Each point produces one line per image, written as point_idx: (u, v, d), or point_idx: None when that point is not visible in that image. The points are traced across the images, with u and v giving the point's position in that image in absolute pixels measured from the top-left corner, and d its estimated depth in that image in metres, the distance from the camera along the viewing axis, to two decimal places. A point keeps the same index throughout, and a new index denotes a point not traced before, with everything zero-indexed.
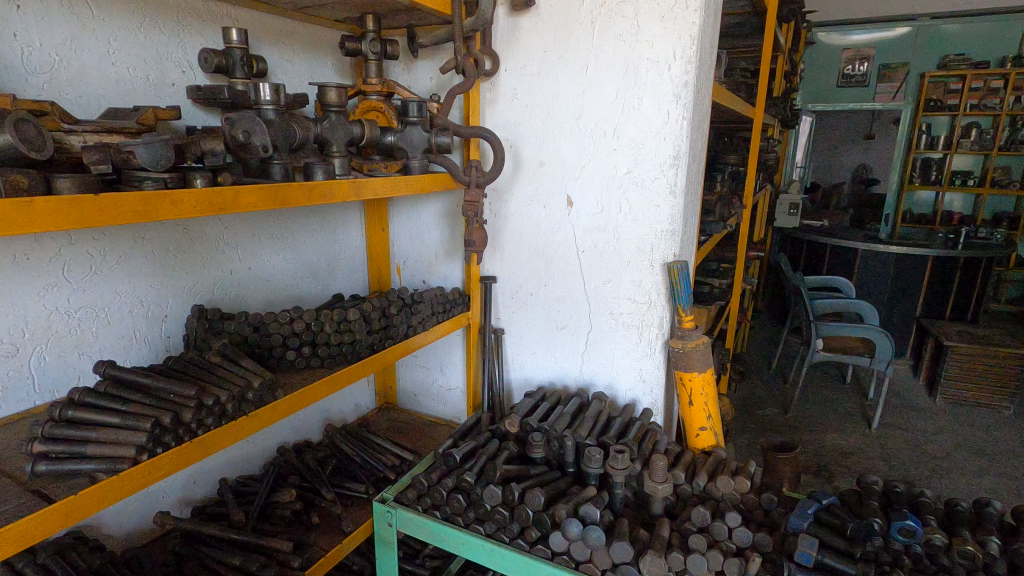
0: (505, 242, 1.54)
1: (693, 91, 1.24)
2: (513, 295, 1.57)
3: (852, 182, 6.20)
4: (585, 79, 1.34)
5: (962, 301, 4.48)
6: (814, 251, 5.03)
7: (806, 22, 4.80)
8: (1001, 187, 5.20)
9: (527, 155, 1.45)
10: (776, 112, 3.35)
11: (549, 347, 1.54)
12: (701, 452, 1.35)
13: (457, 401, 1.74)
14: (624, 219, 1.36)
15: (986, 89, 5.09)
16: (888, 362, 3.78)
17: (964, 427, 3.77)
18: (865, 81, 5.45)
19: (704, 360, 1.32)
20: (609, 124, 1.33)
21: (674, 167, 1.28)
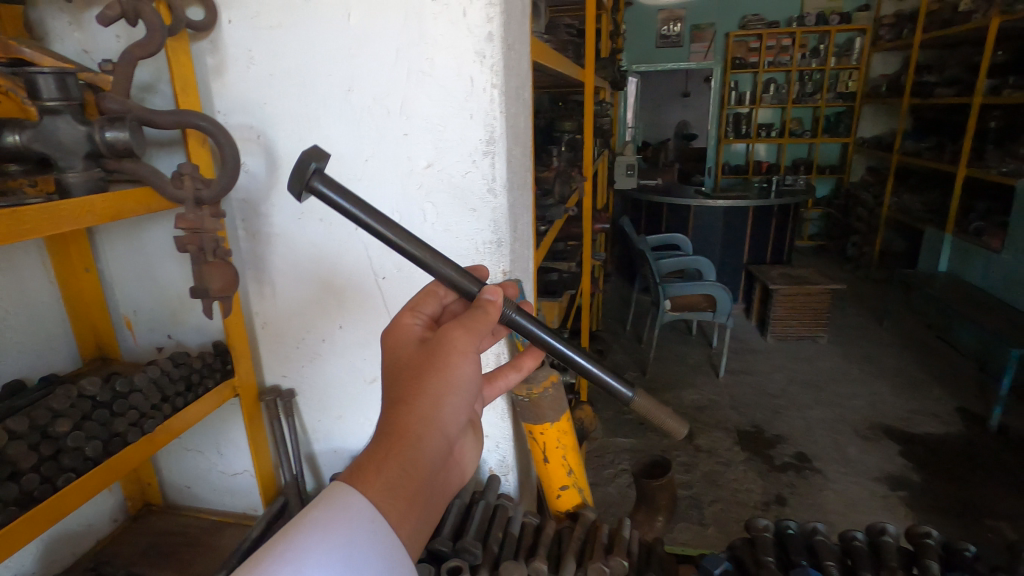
0: (273, 273, 1.08)
1: (501, 47, 0.87)
2: (299, 345, 1.13)
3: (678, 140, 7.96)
4: (349, 33, 0.90)
5: (759, 245, 5.18)
6: (677, 214, 5.26)
7: (677, 21, 6.94)
8: (797, 135, 6.89)
9: (284, 148, 0.99)
10: (604, 73, 3.48)
11: (359, 407, 1.14)
12: (565, 515, 1.07)
13: (249, 490, 1.27)
14: (432, 231, 0.98)
15: (779, 46, 6.71)
16: (729, 315, 4.02)
17: (796, 388, 3.89)
18: (679, 42, 7.00)
19: (557, 406, 1.01)
20: (392, 98, 0.92)
21: (489, 155, 0.92)
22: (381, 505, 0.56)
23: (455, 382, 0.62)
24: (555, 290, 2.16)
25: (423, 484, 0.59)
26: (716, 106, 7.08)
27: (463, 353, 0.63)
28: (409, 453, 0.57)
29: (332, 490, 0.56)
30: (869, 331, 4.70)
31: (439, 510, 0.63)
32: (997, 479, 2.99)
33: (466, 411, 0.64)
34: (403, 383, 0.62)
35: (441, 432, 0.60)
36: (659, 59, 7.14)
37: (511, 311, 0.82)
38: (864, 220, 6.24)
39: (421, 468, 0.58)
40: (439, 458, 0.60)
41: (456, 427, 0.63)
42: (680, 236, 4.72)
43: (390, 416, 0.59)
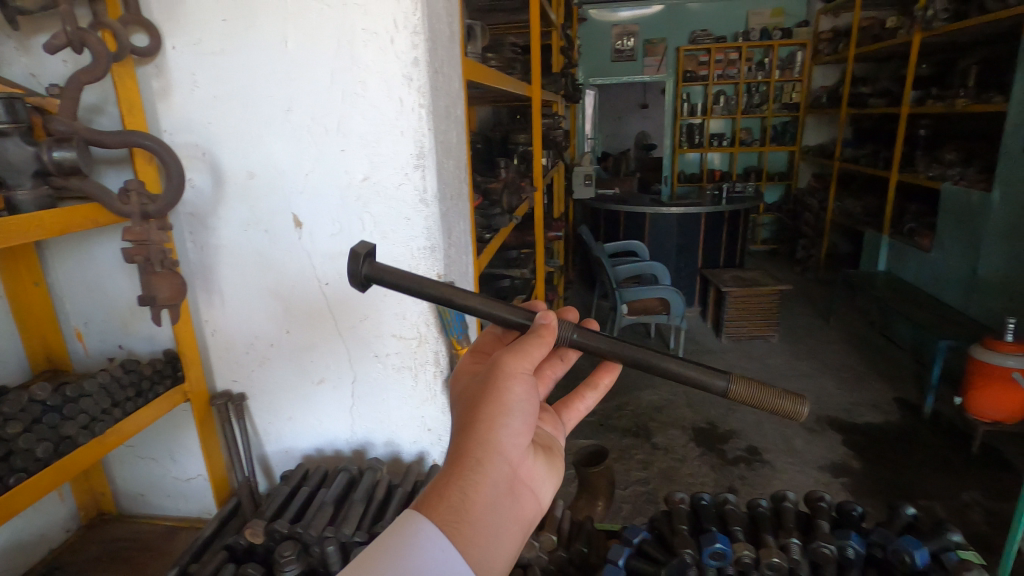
0: (221, 282, 1.14)
1: (426, 71, 0.97)
2: (249, 350, 1.18)
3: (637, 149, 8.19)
4: (287, 58, 0.98)
5: (712, 249, 5.40)
6: (634, 222, 5.43)
7: (630, 36, 7.20)
8: (746, 144, 7.18)
9: (228, 164, 1.06)
10: (555, 88, 3.62)
11: (309, 408, 1.20)
12: None
13: (203, 494, 1.31)
14: (370, 239, 1.06)
15: (726, 61, 7.01)
16: (683, 317, 4.18)
17: None
18: (633, 56, 7.25)
19: None
20: (329, 117, 1.00)
21: (420, 168, 1.01)
22: (448, 534, 0.57)
23: (511, 402, 0.64)
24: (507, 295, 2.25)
25: (489, 509, 0.60)
26: (669, 117, 7.34)
27: (511, 373, 0.64)
28: (467, 474, 0.59)
29: (400, 519, 0.57)
30: (816, 329, 4.94)
31: (515, 539, 0.64)
32: (930, 463, 3.18)
33: (527, 433, 0.65)
34: (463, 410, 0.64)
35: (499, 457, 0.62)
36: (615, 73, 7.38)
37: (572, 333, 0.85)
38: (811, 224, 6.55)
39: (483, 494, 0.59)
40: (500, 483, 0.61)
41: (516, 451, 0.64)
42: (636, 243, 4.89)
43: (452, 450, 0.62)
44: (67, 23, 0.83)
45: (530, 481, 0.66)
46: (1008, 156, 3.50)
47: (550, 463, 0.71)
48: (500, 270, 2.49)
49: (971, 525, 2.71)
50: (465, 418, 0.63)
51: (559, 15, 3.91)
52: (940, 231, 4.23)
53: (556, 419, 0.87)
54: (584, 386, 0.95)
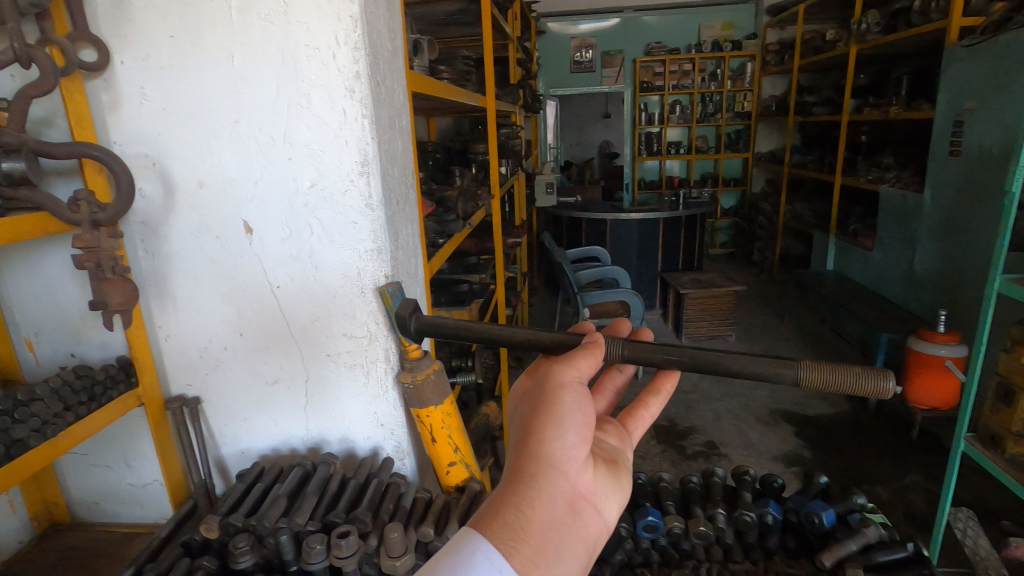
0: (174, 288, 1.17)
1: (368, 84, 1.03)
2: (203, 354, 1.21)
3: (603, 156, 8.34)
4: (234, 72, 1.04)
5: (671, 253, 5.57)
6: (595, 228, 5.56)
7: (588, 48, 7.40)
8: (702, 152, 7.45)
9: (179, 173, 1.10)
10: (512, 98, 3.72)
11: (265, 409, 1.24)
12: (455, 489, 1.21)
13: (159, 499, 1.32)
14: (319, 242, 1.11)
15: (681, 71, 7.26)
16: (643, 319, 4.31)
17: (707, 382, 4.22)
18: (592, 67, 7.45)
19: (439, 390, 1.16)
20: (276, 127, 1.06)
21: (365, 175, 1.07)
22: (506, 551, 0.63)
23: (563, 422, 0.70)
24: (465, 299, 2.32)
25: (547, 525, 0.66)
26: (628, 126, 7.55)
27: (558, 393, 0.71)
28: (525, 493, 0.66)
29: (463, 535, 0.64)
30: (771, 327, 5.14)
31: (581, 555, 0.68)
32: (876, 451, 3.35)
33: (581, 451, 0.71)
34: (519, 433, 0.71)
35: (555, 473, 0.68)
36: (574, 83, 7.56)
37: (621, 349, 0.94)
38: (765, 227, 6.81)
39: (540, 510, 0.65)
40: (557, 497, 0.67)
41: (571, 467, 0.69)
42: (598, 248, 5.01)
43: (509, 471, 0.69)
44: (15, 40, 0.87)
45: (592, 496, 0.71)
46: (935, 160, 3.74)
47: (613, 480, 0.75)
48: (460, 276, 2.55)
49: (912, 506, 2.87)
50: (522, 441, 0.70)
51: (515, 29, 4.03)
52: (881, 231, 4.46)
53: (621, 431, 0.91)
54: (646, 392, 0.97)
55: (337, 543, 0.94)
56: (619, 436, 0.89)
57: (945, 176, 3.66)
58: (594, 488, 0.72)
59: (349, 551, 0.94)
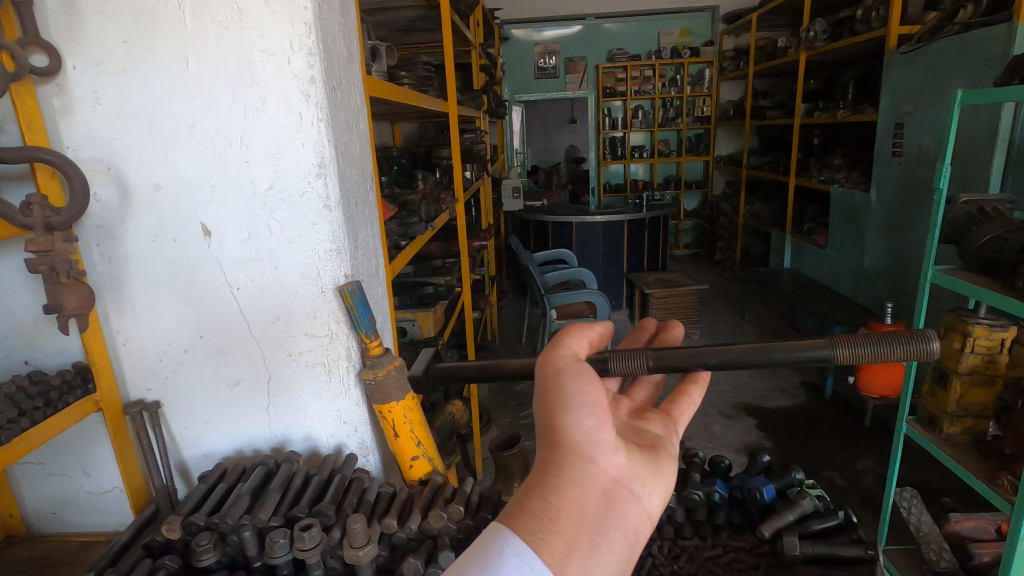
0: (132, 292, 1.17)
1: (323, 88, 1.06)
2: (163, 358, 1.22)
3: (569, 161, 8.00)
4: (189, 77, 1.05)
5: (636, 254, 5.69)
6: (561, 231, 5.64)
7: (552, 54, 7.52)
8: (664, 155, 7.64)
9: (134, 177, 1.11)
10: (475, 104, 3.77)
11: (227, 411, 1.25)
12: (418, 483, 1.24)
13: (119, 506, 1.32)
14: (278, 243, 1.13)
15: (642, 77, 7.43)
16: (609, 318, 4.40)
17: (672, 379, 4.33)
18: (555, 73, 7.57)
19: (400, 386, 1.19)
20: (232, 131, 1.08)
21: (322, 177, 1.10)
22: (536, 541, 0.64)
23: (577, 409, 0.72)
24: (429, 301, 2.35)
25: (579, 514, 0.66)
26: (593, 131, 7.69)
27: (570, 383, 0.74)
28: (551, 485, 0.68)
29: (494, 531, 0.65)
30: (733, 324, 5.30)
31: (622, 545, 0.67)
32: (832, 439, 3.50)
33: (604, 436, 0.72)
34: (541, 428, 0.74)
35: (580, 460, 0.69)
36: (539, 89, 7.67)
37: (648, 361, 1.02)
38: (725, 228, 7.02)
39: (568, 498, 0.66)
40: (586, 485, 0.68)
41: (597, 453, 0.70)
42: (564, 251, 5.09)
43: (536, 466, 0.71)
44: None
45: (626, 483, 0.71)
46: (879, 160, 3.94)
47: (650, 467, 0.75)
48: (425, 279, 2.58)
49: (865, 490, 3.01)
50: (544, 434, 0.73)
51: (477, 35, 4.08)
52: (833, 229, 4.66)
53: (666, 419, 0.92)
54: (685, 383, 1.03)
55: (300, 535, 0.96)
56: (667, 427, 0.90)
57: (888, 176, 3.85)
58: (628, 476, 0.72)
59: (312, 543, 0.96)
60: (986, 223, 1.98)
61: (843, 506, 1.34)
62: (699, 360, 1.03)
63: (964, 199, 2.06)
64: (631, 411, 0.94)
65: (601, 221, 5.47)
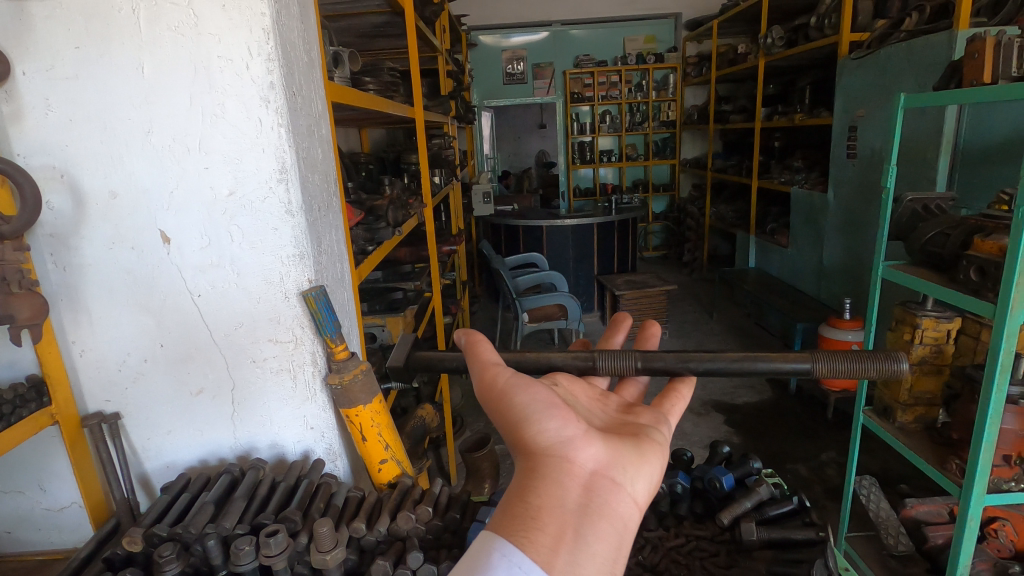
0: (89, 302, 1.15)
1: (282, 93, 1.06)
2: (122, 368, 1.19)
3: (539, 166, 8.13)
4: (145, 83, 1.04)
5: (606, 256, 5.77)
6: (532, 234, 5.69)
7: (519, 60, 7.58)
8: (632, 159, 7.77)
9: (88, 184, 1.09)
10: (443, 109, 3.78)
11: (190, 420, 1.23)
12: (387, 486, 1.25)
13: (78, 522, 1.28)
14: (240, 249, 1.13)
15: (609, 83, 7.55)
16: (580, 320, 4.45)
17: None
18: (523, 78, 7.64)
19: (367, 389, 1.19)
20: (190, 137, 1.07)
21: (283, 182, 1.10)
22: (519, 544, 0.65)
23: (538, 413, 0.74)
24: (399, 306, 2.36)
25: (560, 510, 0.67)
26: (562, 135, 7.78)
27: (529, 390, 0.76)
28: (527, 490, 0.69)
29: (479, 542, 0.67)
30: (701, 323, 5.41)
31: (611, 533, 0.67)
32: (796, 432, 3.60)
33: (571, 432, 0.73)
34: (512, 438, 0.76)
35: (552, 459, 0.70)
36: (508, 94, 7.73)
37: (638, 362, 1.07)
38: (692, 230, 7.17)
39: (545, 498, 0.68)
40: (563, 480, 0.69)
41: (569, 449, 0.71)
42: (535, 254, 5.13)
43: (515, 473, 0.73)
44: None
45: (606, 472, 0.71)
46: (835, 162, 4.09)
47: (632, 453, 0.74)
48: (395, 284, 2.57)
49: (828, 480, 3.11)
50: (516, 444, 0.75)
51: (443, 41, 4.09)
52: (793, 229, 4.81)
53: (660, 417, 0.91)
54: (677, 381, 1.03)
55: (266, 542, 0.96)
56: (658, 417, 0.90)
57: (844, 177, 4.00)
58: (608, 464, 0.72)
59: (278, 549, 0.96)
60: (930, 220, 2.08)
61: (798, 491, 1.39)
62: (685, 365, 1.08)
63: (908, 198, 2.17)
64: (624, 408, 0.95)
65: (570, 224, 5.54)
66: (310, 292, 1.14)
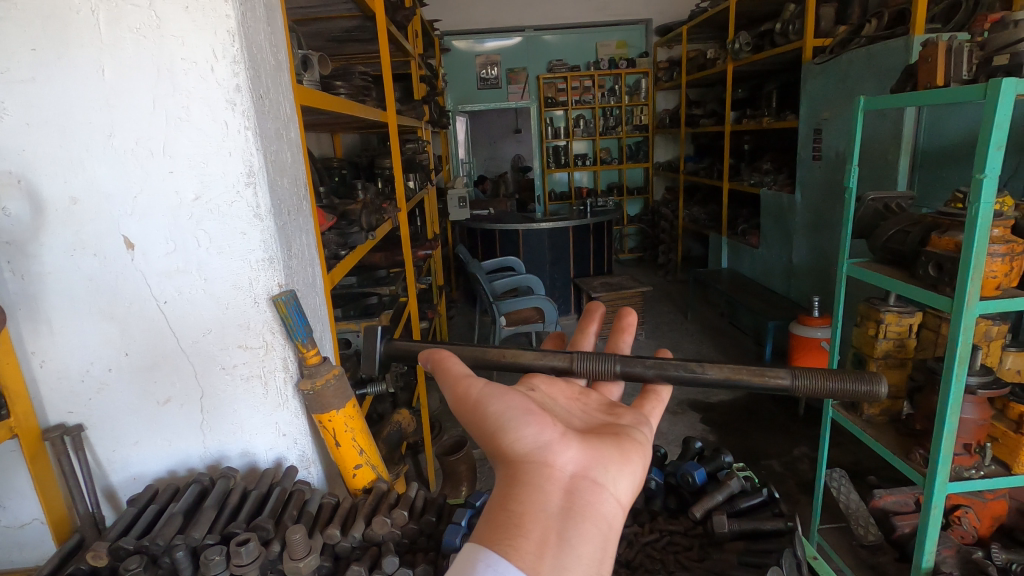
0: (49, 310, 1.12)
1: (249, 96, 1.05)
2: (85, 378, 1.16)
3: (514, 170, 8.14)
4: (106, 85, 1.02)
5: (582, 259, 5.81)
6: (508, 238, 5.69)
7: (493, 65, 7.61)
8: (606, 163, 7.85)
9: (47, 190, 1.06)
10: (416, 113, 3.77)
11: (157, 430, 1.20)
12: (362, 492, 1.23)
13: (40, 539, 1.24)
14: (207, 254, 1.11)
15: (582, 87, 7.62)
16: (557, 323, 4.47)
17: None
18: (498, 83, 7.67)
19: (340, 394, 1.18)
20: (154, 140, 1.05)
21: (251, 186, 1.08)
22: (505, 551, 0.65)
23: (513, 420, 0.74)
24: (374, 311, 2.34)
25: (543, 515, 0.67)
26: (536, 140, 7.82)
27: (503, 398, 0.76)
28: (509, 498, 0.69)
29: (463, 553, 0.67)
30: (676, 324, 5.48)
31: (597, 534, 0.68)
32: (771, 429, 3.66)
33: (548, 437, 0.73)
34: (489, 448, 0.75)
35: (532, 464, 0.71)
36: (482, 99, 7.75)
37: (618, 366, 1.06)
38: (666, 232, 7.26)
39: (528, 503, 0.68)
40: (545, 484, 0.69)
41: (548, 453, 0.72)
42: (511, 258, 5.14)
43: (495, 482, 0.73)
44: None
45: (586, 474, 0.72)
46: (802, 164, 4.20)
47: (612, 454, 0.76)
48: (369, 289, 2.55)
49: (801, 475, 3.17)
50: (495, 453, 0.74)
51: (416, 45, 4.08)
52: (764, 230, 4.91)
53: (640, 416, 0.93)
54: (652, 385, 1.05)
55: (236, 551, 0.94)
56: (639, 417, 0.92)
57: (810, 178, 4.11)
58: (587, 466, 0.73)
59: (250, 558, 0.95)
60: (891, 219, 2.15)
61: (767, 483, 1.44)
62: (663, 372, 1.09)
63: (870, 198, 2.27)
64: (604, 407, 0.97)
65: (546, 228, 5.56)
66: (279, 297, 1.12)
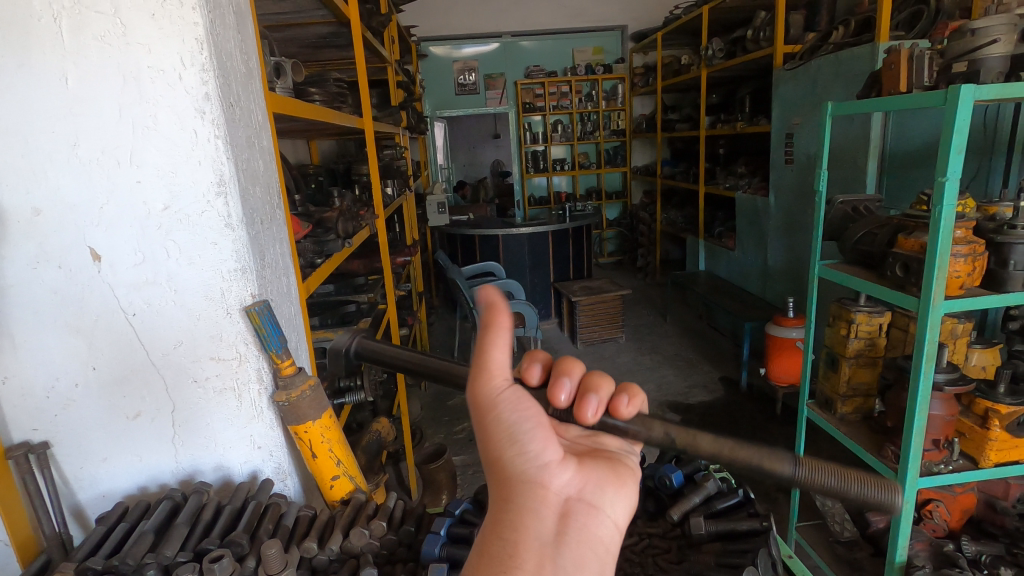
0: (12, 325, 1.08)
1: (219, 104, 1.04)
2: (50, 394, 1.13)
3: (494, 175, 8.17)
4: (69, 94, 1.00)
5: (561, 263, 5.84)
6: (488, 243, 5.70)
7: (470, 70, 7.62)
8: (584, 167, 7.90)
9: (8, 201, 1.03)
10: (393, 119, 3.76)
11: (128, 445, 1.17)
12: (339, 503, 1.22)
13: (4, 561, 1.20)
14: (177, 265, 1.09)
15: (559, 93, 7.67)
16: (537, 328, 4.48)
17: None
18: (475, 89, 7.68)
19: (316, 404, 1.16)
20: (120, 149, 1.03)
21: (222, 195, 1.07)
22: None
23: (517, 436, 0.66)
24: (352, 319, 2.32)
25: (539, 543, 0.62)
26: (515, 145, 7.85)
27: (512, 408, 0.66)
28: (505, 524, 0.63)
29: None
30: (656, 326, 5.53)
31: (591, 562, 0.64)
32: (749, 428, 3.72)
33: (549, 457, 0.67)
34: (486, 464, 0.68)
35: (529, 486, 0.65)
36: (460, 105, 7.76)
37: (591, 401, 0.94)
38: (644, 235, 7.34)
39: (523, 531, 0.62)
40: (541, 510, 0.64)
41: (546, 475, 0.66)
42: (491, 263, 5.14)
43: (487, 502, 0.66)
44: None
45: (583, 496, 0.67)
46: (775, 167, 4.28)
47: (607, 474, 0.71)
48: (347, 297, 2.53)
49: None
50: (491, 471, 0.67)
51: (392, 51, 4.07)
52: (739, 233, 5.00)
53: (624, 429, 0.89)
54: None
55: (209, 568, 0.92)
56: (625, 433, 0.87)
57: (783, 181, 4.19)
58: (584, 488, 0.68)
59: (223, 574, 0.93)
60: (860, 221, 2.21)
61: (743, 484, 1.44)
62: None
63: (840, 201, 2.33)
64: None
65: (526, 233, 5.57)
66: (252, 308, 1.11)
